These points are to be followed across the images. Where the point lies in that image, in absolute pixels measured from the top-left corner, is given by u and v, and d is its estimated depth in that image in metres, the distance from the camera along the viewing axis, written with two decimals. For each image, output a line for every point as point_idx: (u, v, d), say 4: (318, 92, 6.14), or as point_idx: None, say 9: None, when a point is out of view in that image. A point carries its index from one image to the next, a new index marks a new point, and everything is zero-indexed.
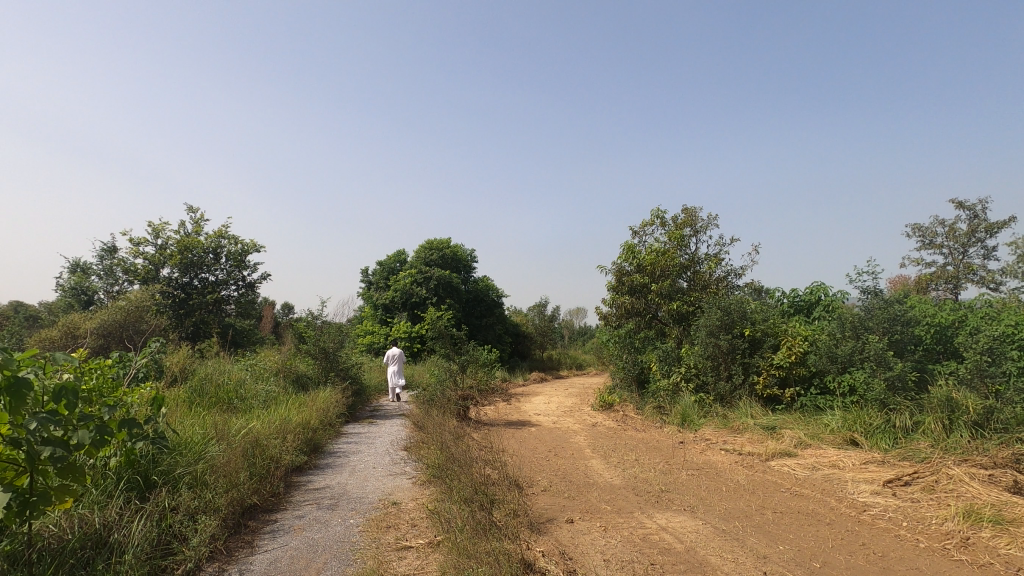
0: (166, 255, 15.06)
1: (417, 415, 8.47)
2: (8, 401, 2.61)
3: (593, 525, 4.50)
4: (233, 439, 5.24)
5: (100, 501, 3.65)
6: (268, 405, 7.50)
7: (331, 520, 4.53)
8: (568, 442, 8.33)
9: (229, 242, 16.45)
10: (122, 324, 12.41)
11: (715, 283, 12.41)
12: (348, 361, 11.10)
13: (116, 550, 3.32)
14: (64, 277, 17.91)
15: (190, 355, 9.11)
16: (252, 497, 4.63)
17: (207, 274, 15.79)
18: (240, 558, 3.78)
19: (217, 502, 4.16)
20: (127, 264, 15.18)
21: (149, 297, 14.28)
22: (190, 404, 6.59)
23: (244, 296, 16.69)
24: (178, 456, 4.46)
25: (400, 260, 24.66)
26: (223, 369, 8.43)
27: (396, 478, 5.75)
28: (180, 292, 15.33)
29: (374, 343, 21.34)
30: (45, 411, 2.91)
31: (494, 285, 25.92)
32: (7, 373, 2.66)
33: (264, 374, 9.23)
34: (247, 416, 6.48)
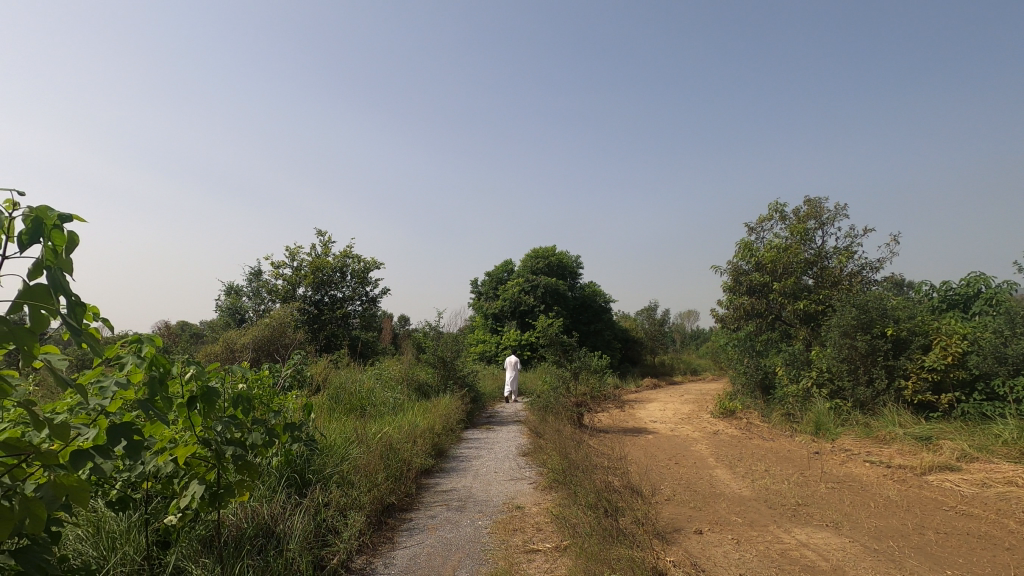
0: (301, 275, 16.75)
1: (534, 421, 8.64)
2: (202, 407, 3.08)
3: (724, 537, 4.32)
4: (371, 442, 5.71)
5: (267, 495, 4.16)
6: (397, 411, 8.05)
7: (461, 521, 4.77)
8: (689, 449, 8.05)
9: (353, 261, 17.93)
10: (269, 339, 13.98)
11: (847, 278, 11.34)
12: (464, 370, 11.58)
13: (283, 538, 3.75)
14: (222, 299, 20.52)
15: (327, 365, 10.04)
16: (389, 496, 5.01)
17: (336, 291, 17.28)
18: (384, 553, 4.10)
19: (361, 500, 4.57)
20: (271, 285, 17.07)
21: (289, 314, 15.90)
22: (330, 410, 7.25)
23: (367, 310, 18.00)
24: (326, 457, 4.97)
25: (508, 270, 25.32)
26: (356, 377, 9.18)
27: (517, 483, 5.91)
28: (314, 309, 16.89)
29: (486, 351, 22.03)
30: (228, 416, 3.39)
31: (601, 291, 25.83)
32: (201, 383, 3.13)
33: (390, 382, 9.90)
34: (380, 421, 7.00)
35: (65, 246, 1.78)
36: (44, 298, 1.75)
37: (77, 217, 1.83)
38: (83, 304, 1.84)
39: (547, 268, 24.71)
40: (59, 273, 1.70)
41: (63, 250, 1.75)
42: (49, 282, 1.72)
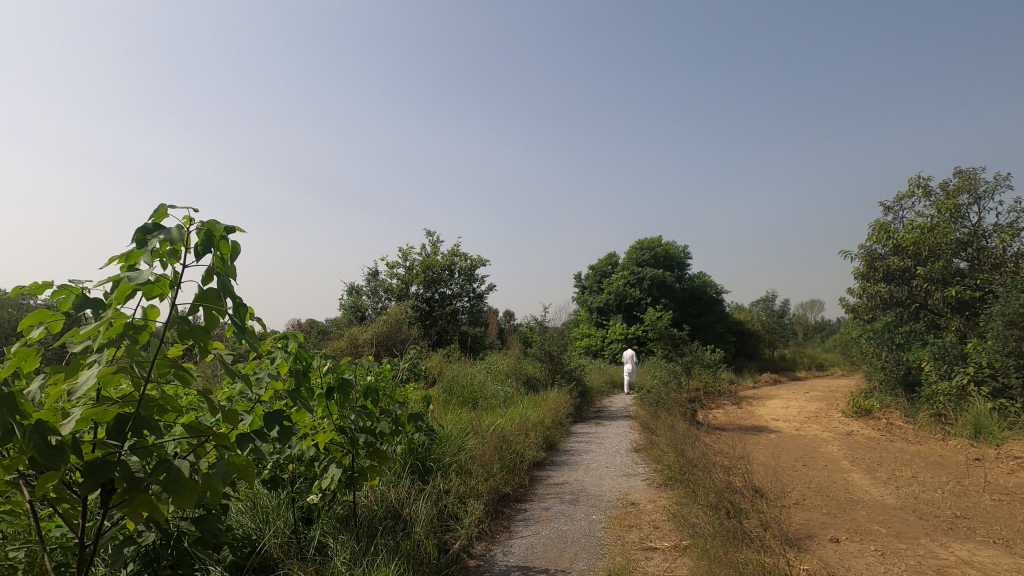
0: (414, 274, 17.77)
1: (645, 417, 8.45)
2: (339, 397, 3.37)
3: (866, 548, 3.95)
4: (485, 434, 5.91)
5: (393, 480, 4.46)
6: (507, 404, 8.26)
7: (575, 514, 4.79)
8: (819, 451, 7.43)
9: (460, 259, 18.70)
10: (387, 334, 14.98)
11: (1014, 259, 9.65)
12: (572, 364, 11.58)
13: (409, 521, 3.99)
14: (344, 298, 22.28)
15: (440, 360, 10.54)
16: (504, 487, 5.15)
17: (445, 289, 18.12)
18: (502, 541, 4.23)
19: (479, 489, 4.74)
20: (387, 284, 18.30)
21: (404, 311, 16.87)
22: (445, 402, 7.61)
23: (474, 307, 18.66)
24: (445, 446, 5.24)
25: (612, 263, 24.94)
26: (467, 371, 9.54)
27: (630, 479, 5.81)
28: (425, 305, 17.83)
29: (592, 345, 21.86)
30: (360, 405, 3.68)
31: (712, 283, 24.62)
32: (337, 375, 3.42)
33: (499, 376, 10.16)
34: (492, 413, 7.23)
35: (229, 254, 2.02)
36: (215, 300, 2.01)
37: (238, 228, 2.07)
38: (244, 306, 2.08)
39: (653, 260, 24.00)
40: (225, 278, 1.94)
41: (228, 257, 1.99)
42: (217, 286, 1.96)
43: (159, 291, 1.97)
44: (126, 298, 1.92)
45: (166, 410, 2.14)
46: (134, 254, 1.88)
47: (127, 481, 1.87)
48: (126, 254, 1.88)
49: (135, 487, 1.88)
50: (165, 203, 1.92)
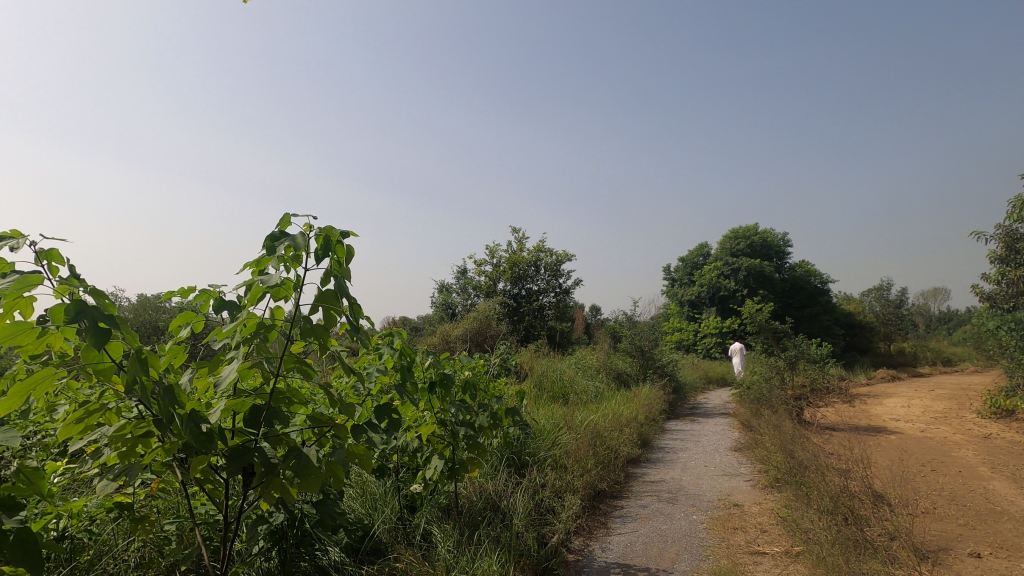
0: (501, 271, 18.16)
1: (745, 415, 8.04)
2: (441, 391, 3.50)
3: (1015, 566, 3.51)
4: (579, 429, 5.91)
5: (490, 472, 4.58)
6: (599, 399, 8.19)
7: (674, 513, 4.66)
8: (950, 455, 6.70)
9: (546, 255, 18.86)
10: (477, 330, 15.40)
11: None
12: (664, 360, 11.27)
13: (507, 513, 4.07)
14: (436, 297, 23.16)
15: (530, 355, 10.66)
16: (600, 483, 5.11)
17: (532, 285, 18.35)
18: (599, 537, 4.20)
19: (575, 484, 4.75)
20: (475, 281, 18.84)
21: (493, 307, 17.21)
22: (537, 396, 7.70)
23: (561, 302, 18.71)
24: (539, 441, 5.31)
25: (704, 254, 23.96)
26: (557, 366, 9.59)
27: (732, 479, 5.57)
28: (513, 301, 18.12)
29: (684, 340, 21.12)
30: (459, 400, 3.81)
31: (816, 272, 22.93)
32: (438, 371, 3.56)
33: (589, 371, 10.11)
34: (584, 409, 7.21)
35: (345, 258, 2.16)
36: (333, 300, 2.17)
37: (352, 232, 2.20)
38: (358, 305, 2.23)
39: (748, 249, 22.78)
40: (342, 280, 2.08)
41: (343, 260, 2.12)
42: (335, 287, 2.11)
43: (284, 293, 2.16)
44: (258, 299, 2.12)
45: (293, 403, 2.34)
46: (264, 260, 2.07)
47: (264, 466, 2.07)
48: (257, 261, 2.07)
49: (270, 472, 2.07)
50: (289, 212, 2.09)
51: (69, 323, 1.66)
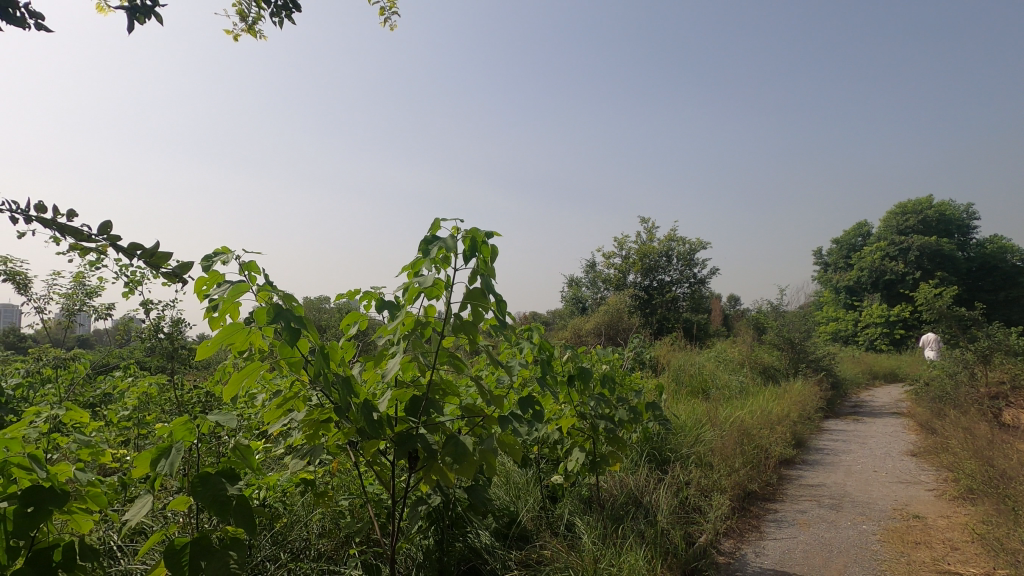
0: (631, 263, 17.84)
1: (924, 415, 7.05)
2: (580, 384, 3.53)
3: None
4: (724, 426, 5.63)
5: (631, 467, 4.54)
6: (744, 395, 7.71)
7: (839, 521, 4.24)
8: None
9: (678, 244, 18.16)
10: (609, 324, 15.30)
11: None
12: (819, 353, 10.26)
13: (651, 509, 3.99)
14: (566, 292, 23.41)
15: (666, 348, 10.34)
16: (751, 483, 4.81)
17: (664, 276, 17.78)
18: (752, 540, 3.96)
19: (723, 484, 4.52)
20: (605, 275, 18.72)
21: (624, 300, 16.90)
22: (675, 390, 7.47)
23: (696, 292, 17.84)
24: (681, 437, 5.15)
25: (863, 234, 21.40)
26: (696, 360, 9.19)
27: (910, 488, 4.92)
28: (644, 293, 17.69)
29: (841, 331, 19.01)
30: (598, 393, 3.80)
31: (1013, 248, 19.34)
32: (577, 364, 3.59)
33: (732, 366, 9.55)
34: (728, 405, 6.84)
35: (490, 257, 2.27)
36: (480, 298, 2.30)
37: (495, 232, 2.30)
38: (504, 301, 2.34)
39: (920, 225, 19.85)
40: (487, 279, 2.20)
41: (489, 259, 2.24)
42: (481, 286, 2.24)
43: (437, 292, 2.33)
44: (415, 299, 2.31)
45: (447, 394, 2.53)
46: (419, 263, 2.25)
47: (426, 451, 2.26)
48: (413, 264, 2.25)
49: (432, 457, 2.26)
50: (439, 217, 2.24)
51: (270, 323, 1.96)
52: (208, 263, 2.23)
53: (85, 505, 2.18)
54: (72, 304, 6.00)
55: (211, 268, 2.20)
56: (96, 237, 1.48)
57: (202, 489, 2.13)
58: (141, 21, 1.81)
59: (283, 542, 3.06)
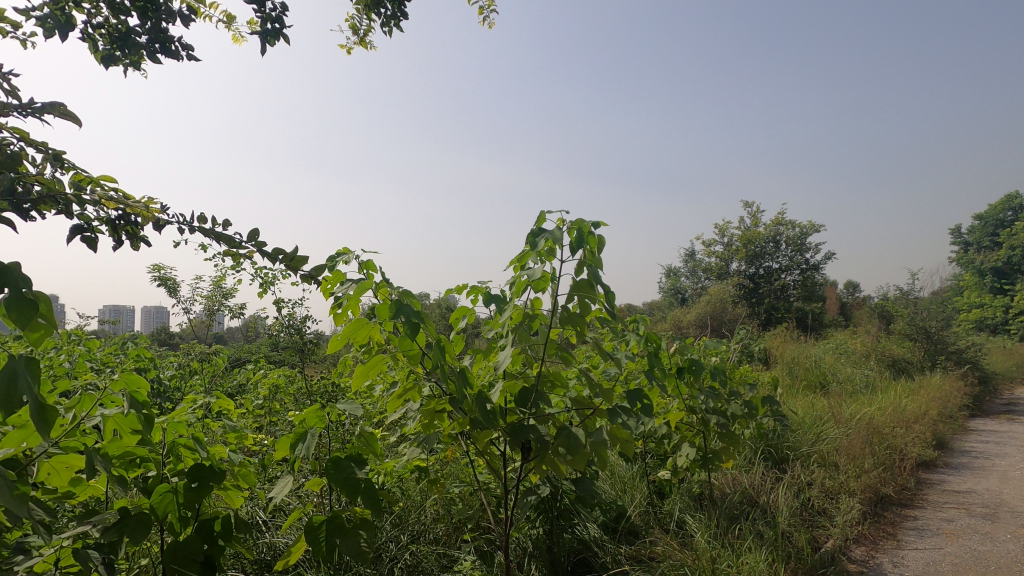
0: (734, 251, 16.98)
1: None
2: (691, 377, 3.40)
3: None
4: (849, 424, 5.18)
5: (745, 465, 4.32)
6: (870, 389, 7.06)
7: (996, 533, 3.75)
8: None
9: (787, 227, 17.04)
10: (711, 314, 14.67)
11: None
12: (962, 344, 9.14)
13: (769, 509, 3.76)
14: (664, 283, 22.75)
15: (777, 340, 9.73)
16: (884, 487, 4.38)
17: (771, 262, 16.75)
18: (889, 549, 3.61)
19: (851, 485, 4.16)
20: (706, 264, 17.99)
21: (727, 290, 16.07)
22: (790, 384, 7.01)
23: (808, 280, 16.58)
24: (800, 435, 4.81)
25: (1013, 208, 18.75)
26: (813, 352, 8.56)
27: None
28: (750, 282, 16.74)
29: (987, 319, 16.77)
30: (709, 386, 3.64)
31: None
32: (686, 357, 3.45)
33: (855, 358, 8.79)
34: (852, 400, 6.29)
35: (596, 247, 2.23)
36: (587, 289, 2.28)
37: (601, 222, 2.26)
38: (612, 292, 2.29)
39: None
40: (595, 270, 2.17)
41: (596, 250, 2.21)
42: (588, 277, 2.22)
43: (544, 285, 2.34)
44: (522, 292, 2.34)
45: (555, 386, 2.54)
46: (526, 256, 2.26)
47: (539, 443, 2.29)
48: (520, 257, 2.28)
49: (544, 449, 2.28)
50: (544, 210, 2.24)
51: (392, 318, 2.07)
52: (332, 263, 2.41)
53: (237, 483, 2.44)
54: (212, 303, 6.76)
55: (335, 268, 2.38)
56: (245, 243, 1.63)
57: (334, 472, 2.31)
58: (271, 43, 1.96)
59: (402, 525, 3.22)
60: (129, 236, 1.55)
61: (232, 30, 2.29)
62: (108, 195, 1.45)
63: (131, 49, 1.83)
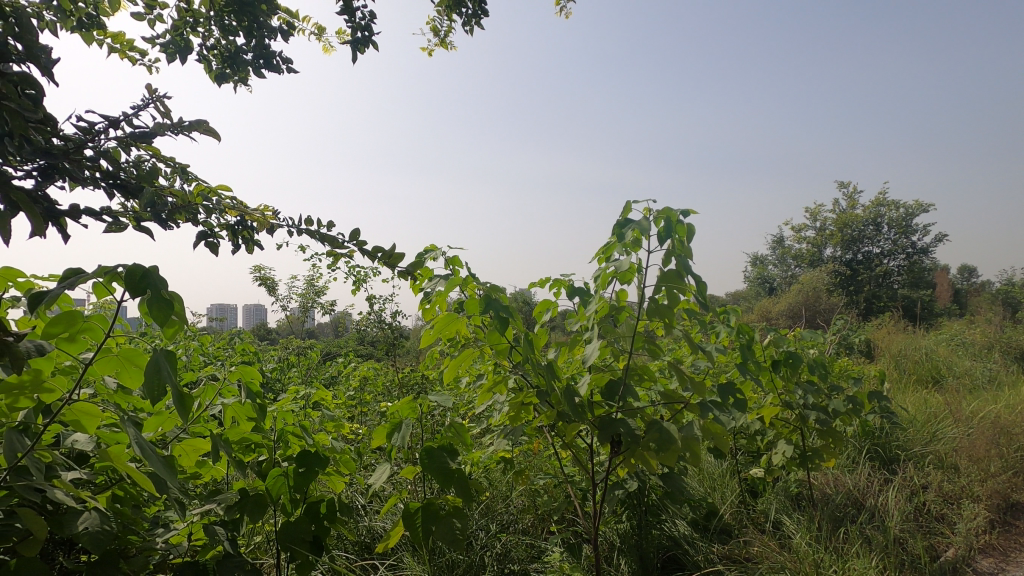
0: (828, 236, 15.92)
1: None
2: (787, 371, 3.22)
3: None
4: (971, 423, 4.70)
5: (849, 464, 4.07)
6: (995, 384, 6.38)
7: None
8: None
9: (889, 208, 15.75)
10: (803, 304, 13.85)
11: None
12: None
13: (877, 513, 3.49)
14: (750, 272, 21.74)
15: (881, 331, 9.02)
16: (1015, 493, 3.94)
17: (871, 247, 15.55)
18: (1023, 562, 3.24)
19: (974, 490, 3.77)
20: (797, 250, 16.99)
21: (821, 277, 15.03)
22: (897, 378, 6.48)
23: (915, 264, 15.23)
24: (912, 434, 4.44)
25: None
26: (923, 343, 7.86)
27: None
28: (847, 269, 15.63)
29: None
30: (807, 381, 3.43)
31: None
32: (782, 349, 3.26)
33: (975, 349, 7.97)
34: (973, 396, 5.72)
35: (685, 236, 2.16)
36: (676, 280, 2.22)
37: (691, 210, 2.17)
38: (703, 282, 2.21)
39: None
40: (684, 260, 2.10)
41: (685, 239, 2.14)
42: (677, 267, 2.15)
43: (630, 277, 2.30)
44: (608, 285, 2.31)
45: (643, 379, 2.49)
46: (612, 247, 2.22)
47: (629, 437, 2.26)
48: (605, 249, 2.25)
49: (635, 443, 2.24)
50: (629, 200, 2.18)
51: (481, 312, 2.12)
52: (420, 260, 2.49)
53: (338, 469, 2.59)
54: (306, 301, 7.23)
55: (423, 264, 2.46)
56: (346, 243, 1.73)
57: (428, 461, 2.40)
58: (362, 51, 2.05)
59: (492, 514, 3.29)
60: (245, 241, 1.69)
61: (324, 41, 2.42)
62: (229, 203, 1.59)
63: (238, 65, 1.98)
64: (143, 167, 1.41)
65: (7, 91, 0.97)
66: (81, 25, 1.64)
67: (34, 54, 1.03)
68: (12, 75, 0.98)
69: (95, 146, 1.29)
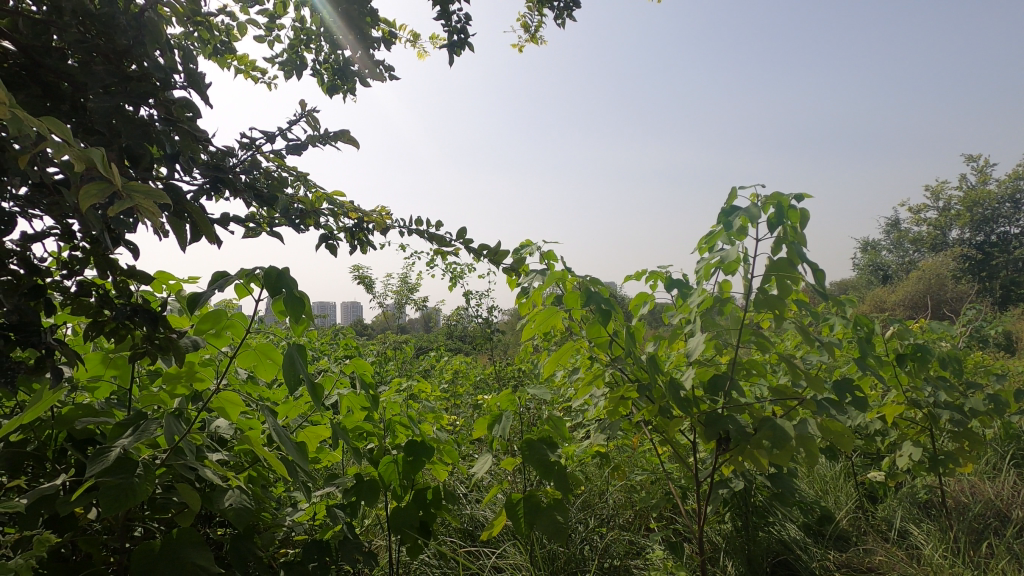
0: (954, 216, 14.36)
1: None
2: (913, 366, 2.93)
3: None
4: None
5: (988, 471, 3.66)
6: None
7: None
8: None
9: None
10: (924, 292, 12.58)
11: None
12: None
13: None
14: (860, 260, 20.07)
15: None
16: None
17: (1008, 227, 13.85)
18: None
19: None
20: (916, 234, 15.46)
21: (946, 263, 13.54)
22: None
23: None
24: None
25: None
26: None
27: None
28: (978, 252, 14.01)
29: None
30: (938, 376, 3.11)
31: None
32: (907, 343, 2.98)
33: None
34: None
35: (799, 222, 2.02)
36: (788, 269, 2.08)
37: (805, 193, 2.03)
38: (820, 271, 2.06)
39: None
40: (797, 247, 1.98)
41: (798, 226, 2.00)
42: (789, 255, 2.02)
43: (735, 266, 2.20)
44: (711, 276, 2.22)
45: (751, 373, 2.37)
46: (717, 236, 2.13)
47: (738, 433, 2.16)
48: (709, 237, 2.16)
49: (745, 440, 2.14)
50: (735, 186, 2.08)
51: (582, 305, 2.12)
52: (517, 255, 2.53)
53: (442, 458, 2.69)
54: (400, 297, 7.57)
55: (520, 260, 2.50)
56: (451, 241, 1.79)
57: (529, 452, 2.44)
58: (458, 53, 2.11)
59: (590, 508, 3.29)
60: (358, 242, 1.80)
61: (419, 47, 2.51)
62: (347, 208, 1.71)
63: (345, 76, 2.10)
64: (274, 176, 1.55)
65: (177, 116, 1.11)
66: (216, 50, 1.82)
67: (193, 80, 1.16)
68: (177, 100, 1.11)
69: (235, 160, 1.42)
